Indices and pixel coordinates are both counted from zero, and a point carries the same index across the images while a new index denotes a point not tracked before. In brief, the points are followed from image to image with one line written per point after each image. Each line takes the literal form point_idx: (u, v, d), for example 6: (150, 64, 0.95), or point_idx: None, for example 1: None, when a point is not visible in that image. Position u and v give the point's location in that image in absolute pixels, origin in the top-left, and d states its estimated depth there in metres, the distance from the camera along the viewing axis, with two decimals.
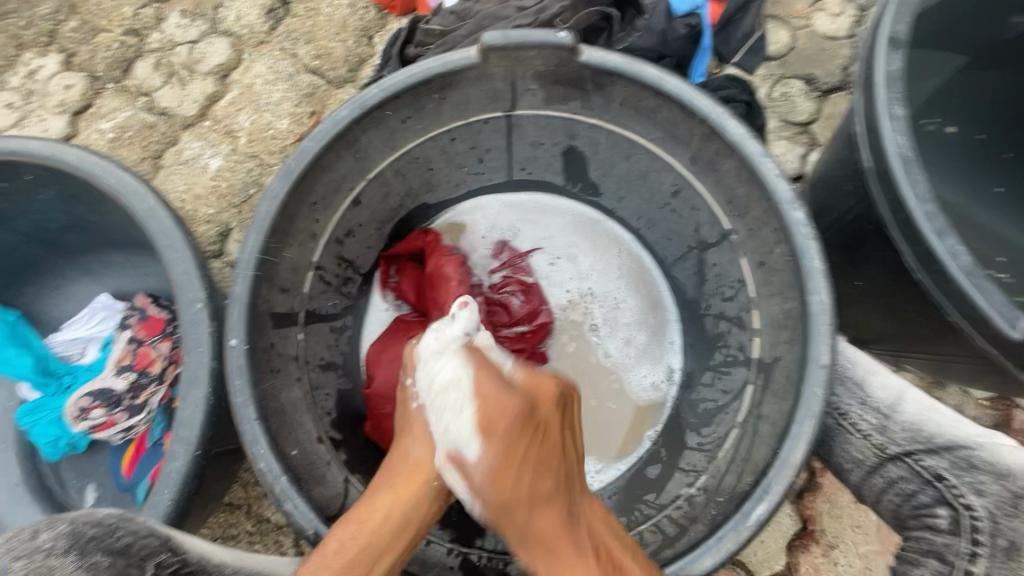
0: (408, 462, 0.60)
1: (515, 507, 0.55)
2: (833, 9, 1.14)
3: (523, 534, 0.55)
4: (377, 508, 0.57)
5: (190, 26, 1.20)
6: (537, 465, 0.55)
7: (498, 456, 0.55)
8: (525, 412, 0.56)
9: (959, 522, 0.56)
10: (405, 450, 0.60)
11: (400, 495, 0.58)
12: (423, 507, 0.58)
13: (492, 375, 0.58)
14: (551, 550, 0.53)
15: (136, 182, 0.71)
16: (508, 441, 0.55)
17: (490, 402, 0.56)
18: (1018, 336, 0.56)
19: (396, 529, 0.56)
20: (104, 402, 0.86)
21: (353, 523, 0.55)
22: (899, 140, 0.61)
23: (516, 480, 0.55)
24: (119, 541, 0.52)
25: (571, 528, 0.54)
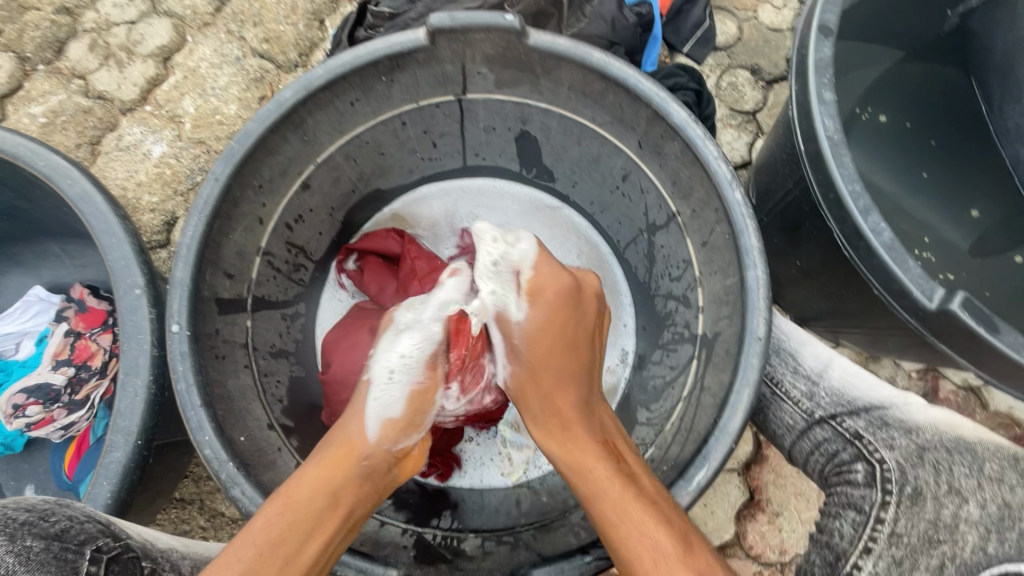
0: (343, 436, 0.60)
1: (544, 381, 0.65)
2: (777, 2, 1.18)
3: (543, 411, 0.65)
4: (307, 480, 0.56)
5: (128, 5, 1.14)
6: (567, 349, 0.65)
7: (539, 325, 0.64)
8: (571, 290, 0.65)
9: (872, 474, 0.56)
10: (342, 424, 0.62)
11: (327, 470, 0.57)
12: (351, 479, 0.57)
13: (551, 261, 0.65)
14: (566, 430, 0.63)
15: (67, 163, 0.68)
16: (552, 307, 0.64)
17: (545, 273, 0.64)
18: (932, 306, 0.59)
19: (329, 500, 0.55)
20: (40, 398, 0.82)
21: (283, 497, 0.54)
22: (828, 124, 0.64)
23: (549, 351, 0.64)
24: (54, 526, 0.50)
25: (587, 416, 0.64)
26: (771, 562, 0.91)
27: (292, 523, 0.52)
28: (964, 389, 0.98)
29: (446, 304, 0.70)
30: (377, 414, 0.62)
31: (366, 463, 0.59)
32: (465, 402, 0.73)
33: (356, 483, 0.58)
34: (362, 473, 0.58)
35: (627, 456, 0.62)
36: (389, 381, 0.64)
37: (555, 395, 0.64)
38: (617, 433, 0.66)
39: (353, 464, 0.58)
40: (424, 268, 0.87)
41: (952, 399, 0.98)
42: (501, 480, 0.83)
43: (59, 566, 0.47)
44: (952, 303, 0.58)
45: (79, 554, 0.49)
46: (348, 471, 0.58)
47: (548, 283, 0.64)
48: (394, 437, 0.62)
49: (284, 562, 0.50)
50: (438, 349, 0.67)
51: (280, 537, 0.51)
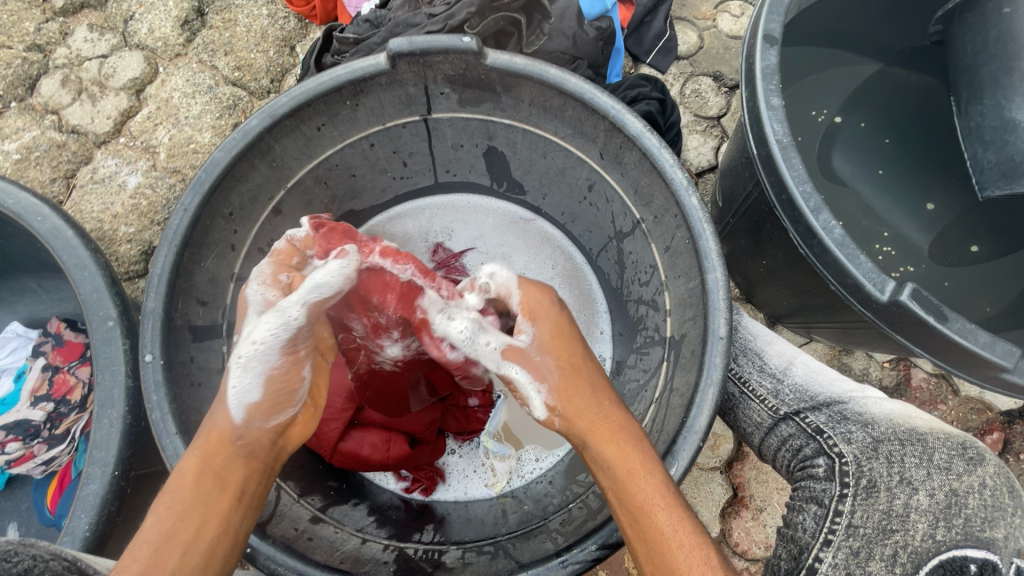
0: (213, 420, 0.55)
1: (574, 398, 0.58)
2: (735, 10, 1.21)
3: (577, 423, 0.58)
4: (184, 474, 0.52)
5: (99, 40, 1.15)
6: (577, 366, 0.60)
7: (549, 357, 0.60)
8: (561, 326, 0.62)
9: (832, 468, 0.58)
10: (211, 412, 0.55)
11: (202, 461, 0.52)
12: (232, 463, 0.53)
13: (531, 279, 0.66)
14: (611, 439, 0.56)
15: (36, 201, 0.69)
16: (551, 329, 0.61)
17: (529, 295, 0.63)
18: (884, 298, 0.62)
19: (215, 486, 0.52)
20: (20, 434, 0.81)
21: (166, 497, 0.50)
22: (777, 128, 0.66)
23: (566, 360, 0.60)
24: (18, 566, 0.45)
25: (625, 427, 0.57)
26: (758, 558, 0.92)
27: (182, 516, 0.49)
28: (935, 376, 1.00)
29: (320, 285, 0.59)
30: (238, 402, 0.54)
31: (242, 443, 0.54)
32: (405, 343, 0.73)
33: (237, 463, 0.53)
34: (242, 454, 0.54)
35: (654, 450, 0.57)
36: (248, 366, 0.54)
37: (579, 405, 0.58)
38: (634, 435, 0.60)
39: (227, 449, 0.53)
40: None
41: (925, 387, 1.00)
42: (485, 491, 0.84)
43: None
44: (902, 294, 0.60)
45: None
46: (227, 454, 0.53)
47: (540, 303, 0.62)
48: (265, 416, 0.55)
49: (182, 553, 0.48)
50: (299, 332, 0.56)
51: (170, 532, 0.48)
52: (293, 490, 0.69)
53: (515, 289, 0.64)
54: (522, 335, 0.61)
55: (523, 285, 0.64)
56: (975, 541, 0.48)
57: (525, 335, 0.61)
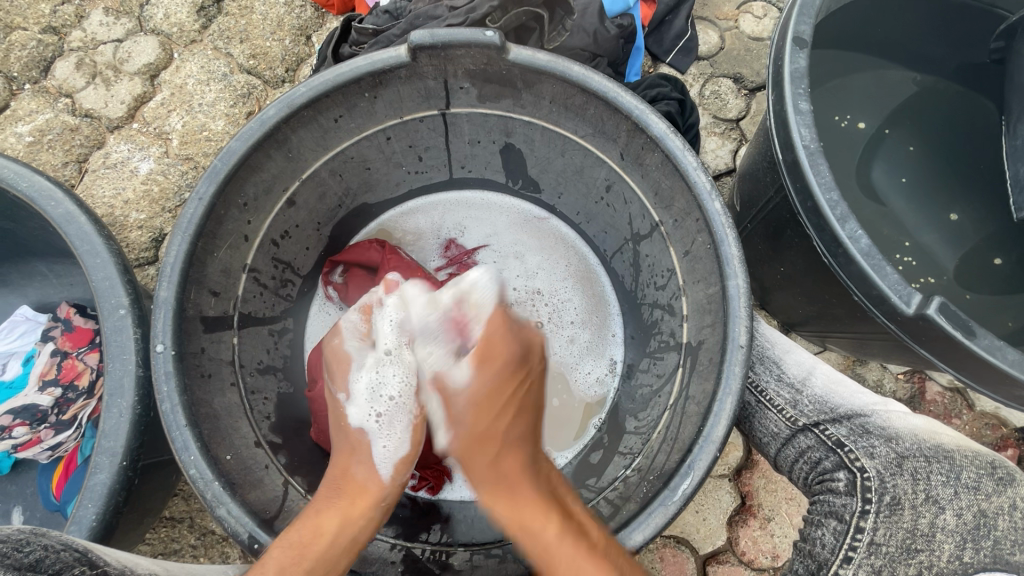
0: (353, 481, 0.64)
1: (488, 447, 0.62)
2: (757, 11, 1.19)
3: (489, 474, 0.62)
4: (322, 528, 0.59)
5: (114, 24, 1.15)
6: (518, 412, 0.63)
7: (476, 406, 0.62)
8: (516, 359, 0.62)
9: (854, 483, 0.57)
10: (347, 471, 0.64)
11: (347, 515, 0.61)
12: (370, 522, 0.62)
13: (507, 317, 0.63)
14: (514, 496, 0.61)
15: (50, 185, 0.68)
16: (496, 374, 0.62)
17: (493, 338, 0.62)
18: (910, 311, 0.60)
19: (344, 544, 0.59)
20: (27, 419, 0.81)
21: (295, 549, 0.57)
22: (804, 133, 0.65)
23: (494, 413, 0.62)
24: (28, 555, 0.45)
25: (532, 474, 0.63)
26: (764, 567, 0.91)
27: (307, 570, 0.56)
28: (950, 390, 0.99)
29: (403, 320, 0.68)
30: (385, 461, 0.65)
31: (383, 503, 0.63)
32: None
33: (371, 522, 0.62)
34: (379, 513, 0.63)
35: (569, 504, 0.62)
36: (382, 426, 0.66)
37: (483, 461, 0.62)
38: (554, 473, 0.66)
39: (370, 508, 0.62)
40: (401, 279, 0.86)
41: (939, 401, 0.99)
42: None
43: None
44: (930, 308, 0.59)
45: None
46: (368, 513, 0.62)
47: (498, 348, 0.62)
48: (404, 472, 0.66)
49: None
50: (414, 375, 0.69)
51: None
52: (299, 486, 0.72)
53: (484, 317, 0.63)
54: (458, 373, 0.63)
55: (490, 322, 0.63)
56: (1003, 564, 0.51)
57: (463, 375, 0.62)
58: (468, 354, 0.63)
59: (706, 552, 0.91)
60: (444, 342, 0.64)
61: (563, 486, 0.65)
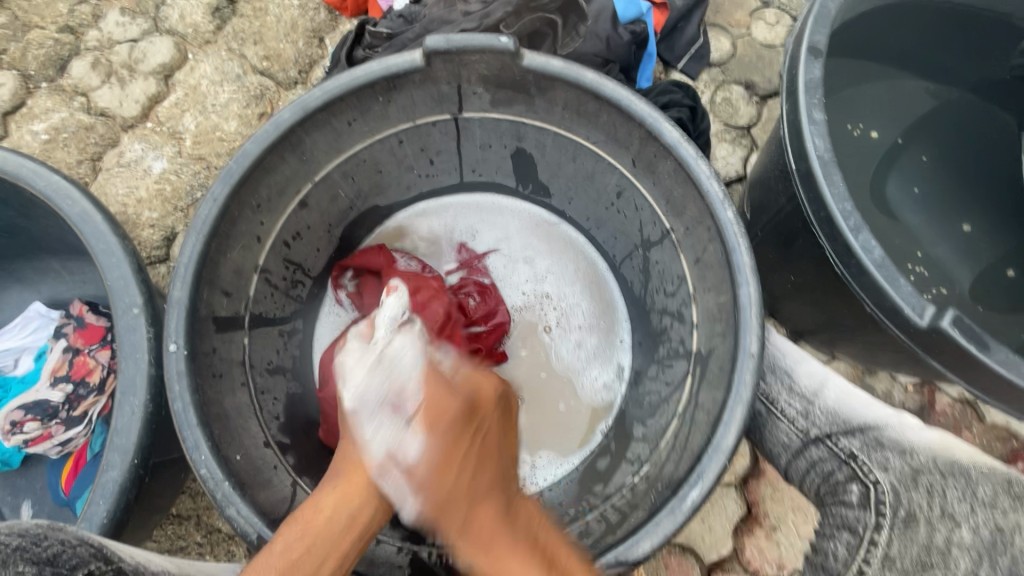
0: (352, 463, 0.59)
1: (454, 507, 0.56)
2: (770, 19, 1.19)
3: (463, 533, 0.55)
4: (323, 507, 0.56)
5: (131, 24, 1.16)
6: (478, 463, 0.59)
7: (439, 457, 0.57)
8: (464, 410, 0.61)
9: (867, 496, 0.58)
10: (347, 453, 0.61)
11: (345, 493, 0.57)
12: (369, 500, 0.57)
13: (439, 373, 0.64)
14: (497, 551, 0.53)
15: (67, 184, 0.69)
16: (447, 435, 0.58)
17: (433, 394, 0.60)
18: (923, 323, 0.60)
19: (344, 524, 0.55)
20: (38, 414, 0.82)
21: (300, 524, 0.54)
22: (818, 143, 0.65)
23: (454, 471, 0.57)
24: (46, 550, 0.47)
25: (510, 524, 0.56)
26: None
27: (309, 548, 0.52)
28: (960, 402, 0.98)
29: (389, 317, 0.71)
30: (380, 444, 0.58)
31: (377, 484, 0.58)
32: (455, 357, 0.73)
33: (371, 502, 0.57)
34: (379, 494, 0.57)
35: (562, 556, 0.53)
36: (370, 410, 0.59)
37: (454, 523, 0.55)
38: (543, 530, 0.58)
39: (368, 486, 0.57)
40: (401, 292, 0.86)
41: (949, 413, 0.98)
42: None
43: None
44: (943, 320, 0.59)
45: None
46: (365, 491, 0.57)
47: (442, 406, 0.59)
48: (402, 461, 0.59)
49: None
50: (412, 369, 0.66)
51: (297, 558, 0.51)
52: (307, 486, 0.72)
53: (414, 381, 0.60)
54: (411, 443, 0.57)
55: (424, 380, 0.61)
56: None
57: (415, 443, 0.57)
58: (415, 417, 0.58)
59: (711, 560, 0.91)
60: (395, 408, 0.59)
61: (549, 534, 0.57)
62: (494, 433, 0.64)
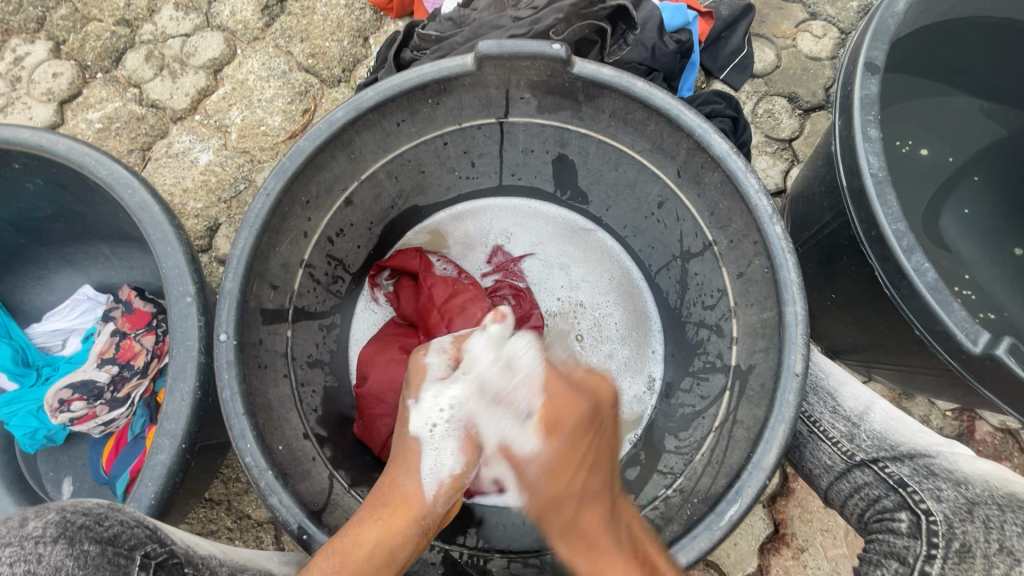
0: (399, 494, 0.61)
1: (564, 504, 0.54)
2: (817, 31, 1.18)
3: (564, 529, 0.54)
4: (363, 540, 0.55)
5: (183, 19, 1.19)
6: (593, 466, 0.54)
7: (552, 455, 0.55)
8: (590, 412, 0.56)
9: (918, 526, 0.56)
10: (394, 482, 0.62)
11: (387, 530, 0.57)
12: (409, 539, 0.58)
13: (561, 375, 0.59)
14: (601, 561, 0.51)
15: (127, 174, 0.71)
16: (568, 442, 0.55)
17: (558, 396, 0.56)
18: (977, 350, 0.59)
19: (383, 562, 0.55)
20: (85, 395, 0.85)
21: (338, 557, 0.53)
22: (872, 160, 0.64)
23: (567, 477, 0.54)
24: (107, 530, 0.49)
25: (615, 530, 0.53)
26: None
27: None
28: (1001, 431, 0.95)
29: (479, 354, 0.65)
30: (432, 477, 0.63)
31: (424, 521, 0.60)
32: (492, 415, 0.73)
33: (411, 541, 0.58)
34: (418, 532, 0.60)
35: (664, 570, 0.52)
36: (434, 439, 0.64)
37: (559, 514, 0.54)
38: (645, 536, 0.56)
39: (412, 523, 0.59)
40: (441, 296, 0.87)
41: (989, 441, 0.95)
42: None
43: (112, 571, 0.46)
44: (998, 348, 0.57)
45: (131, 560, 0.48)
46: (408, 529, 0.59)
47: (566, 409, 0.55)
48: (448, 497, 0.63)
49: None
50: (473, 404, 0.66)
51: None
52: (343, 479, 0.73)
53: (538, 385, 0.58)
54: (526, 439, 0.57)
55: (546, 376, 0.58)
56: None
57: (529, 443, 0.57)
58: (535, 414, 0.57)
59: None
60: (508, 409, 0.59)
61: (654, 544, 0.55)
62: (612, 431, 0.58)
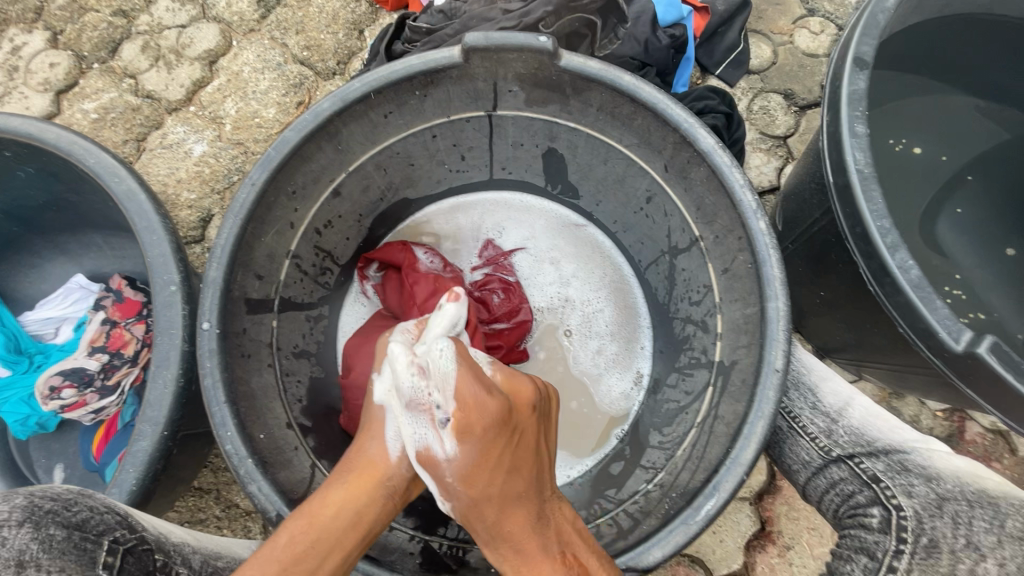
0: (367, 457, 0.60)
1: (486, 511, 0.58)
2: (814, 27, 1.17)
3: (490, 536, 0.59)
4: (330, 501, 0.56)
5: (180, 10, 1.19)
6: (510, 472, 0.59)
7: (471, 458, 0.57)
8: (501, 418, 0.58)
9: (888, 521, 0.56)
10: (362, 447, 0.61)
11: (354, 490, 0.57)
12: (376, 500, 0.57)
13: (475, 375, 0.60)
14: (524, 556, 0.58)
15: (114, 162, 0.72)
16: (485, 443, 0.57)
17: (469, 403, 0.57)
18: (959, 348, 0.58)
19: (349, 521, 0.55)
20: (76, 382, 0.85)
21: (305, 518, 0.53)
22: (858, 157, 0.63)
23: (487, 484, 0.58)
24: (76, 516, 0.49)
25: (539, 529, 0.59)
26: None
27: (314, 542, 0.52)
28: (992, 432, 0.94)
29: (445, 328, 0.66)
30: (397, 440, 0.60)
31: (391, 484, 0.59)
32: None
33: (381, 499, 0.58)
34: (387, 492, 0.58)
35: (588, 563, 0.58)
36: (394, 406, 0.61)
37: (480, 513, 0.58)
38: (572, 529, 0.61)
39: (380, 485, 0.58)
40: (423, 293, 0.86)
41: (979, 442, 0.95)
42: None
43: (77, 556, 0.47)
44: (980, 346, 0.57)
45: (98, 545, 0.49)
46: (375, 490, 0.58)
47: (476, 413, 0.57)
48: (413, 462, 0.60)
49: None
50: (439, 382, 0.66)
51: (300, 555, 0.51)
52: (326, 470, 0.74)
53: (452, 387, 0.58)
54: (445, 443, 0.58)
55: (459, 370, 0.59)
56: None
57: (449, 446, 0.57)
58: (448, 424, 0.57)
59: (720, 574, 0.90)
60: (424, 413, 0.58)
61: (582, 541, 0.60)
62: (534, 437, 0.62)
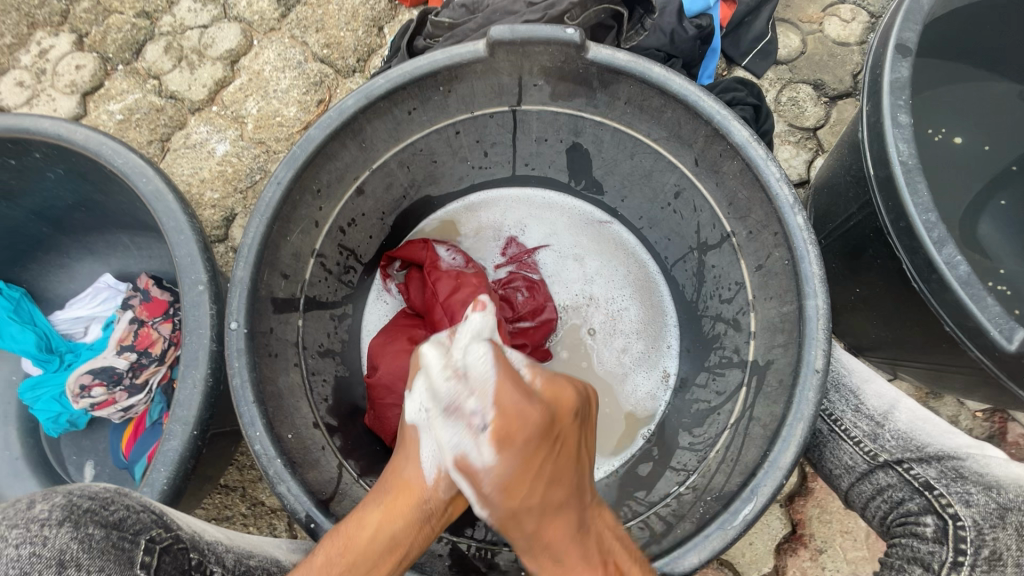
0: (402, 479, 0.59)
1: (525, 520, 0.55)
2: (845, 15, 1.13)
3: (529, 545, 0.57)
4: (366, 524, 0.56)
5: (201, 10, 1.20)
6: (553, 481, 0.55)
7: (511, 470, 0.54)
8: (543, 428, 0.54)
9: (944, 531, 0.55)
10: (398, 467, 0.60)
11: (388, 513, 0.56)
12: (411, 524, 0.56)
13: (514, 381, 0.55)
14: (562, 561, 0.56)
15: (142, 162, 0.72)
16: (524, 456, 0.53)
17: (511, 412, 0.53)
18: (1011, 348, 0.56)
19: (387, 547, 0.55)
20: (105, 380, 0.87)
21: (341, 540, 0.55)
22: (902, 148, 0.61)
23: (524, 495, 0.54)
24: (113, 514, 0.50)
25: (581, 538, 0.56)
26: None
27: (349, 567, 0.53)
28: None
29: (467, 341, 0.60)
30: (432, 464, 0.58)
31: (427, 506, 0.58)
32: None
33: (415, 524, 0.57)
34: (422, 518, 0.57)
35: (626, 568, 0.56)
36: (427, 427, 0.60)
37: (520, 522, 0.55)
38: (610, 535, 0.59)
39: (413, 510, 0.57)
40: (445, 290, 0.85)
41: (1021, 444, 0.91)
42: None
43: (116, 555, 0.47)
44: None
45: (135, 544, 0.49)
46: (410, 515, 0.57)
47: (519, 421, 0.53)
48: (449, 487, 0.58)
49: None
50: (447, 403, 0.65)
51: None
52: (352, 470, 0.74)
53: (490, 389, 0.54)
54: (480, 451, 0.54)
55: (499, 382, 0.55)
56: None
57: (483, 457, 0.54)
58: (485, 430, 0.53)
59: None
60: (461, 420, 0.55)
61: (622, 547, 0.58)
62: (574, 446, 0.57)
